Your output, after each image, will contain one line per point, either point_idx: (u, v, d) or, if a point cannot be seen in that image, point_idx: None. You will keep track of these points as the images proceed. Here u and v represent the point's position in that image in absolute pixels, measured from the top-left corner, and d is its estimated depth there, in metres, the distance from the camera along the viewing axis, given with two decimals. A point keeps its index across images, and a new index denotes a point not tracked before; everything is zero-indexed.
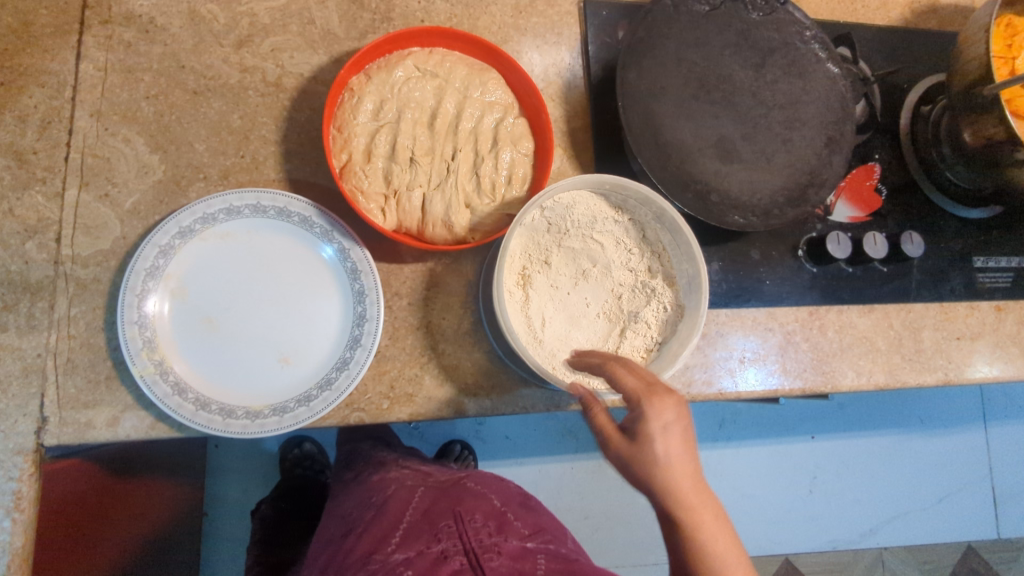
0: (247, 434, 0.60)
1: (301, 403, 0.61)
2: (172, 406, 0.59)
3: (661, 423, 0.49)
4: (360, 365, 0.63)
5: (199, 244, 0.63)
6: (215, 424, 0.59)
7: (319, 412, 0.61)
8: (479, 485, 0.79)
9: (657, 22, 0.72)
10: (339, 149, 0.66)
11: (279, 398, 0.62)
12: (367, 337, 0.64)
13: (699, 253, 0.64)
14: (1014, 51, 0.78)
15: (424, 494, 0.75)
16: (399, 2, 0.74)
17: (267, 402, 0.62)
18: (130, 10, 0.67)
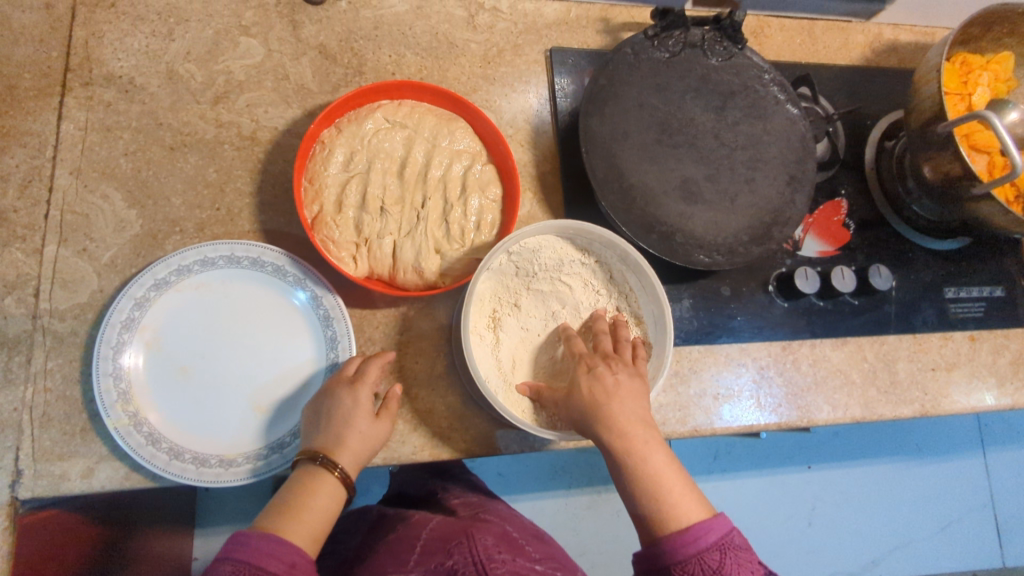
0: (220, 483, 0.61)
1: (274, 451, 0.63)
2: (145, 456, 0.60)
3: (597, 368, 0.60)
4: None
5: (175, 295, 0.65)
6: (188, 473, 0.60)
7: (291, 459, 0.63)
8: (495, 519, 0.80)
9: (618, 70, 0.75)
10: (311, 200, 0.68)
11: (252, 446, 0.63)
12: None
13: (664, 298, 0.65)
14: (969, 88, 0.80)
15: (441, 522, 0.76)
16: (371, 57, 0.77)
17: (239, 450, 0.63)
18: (111, 72, 0.70)
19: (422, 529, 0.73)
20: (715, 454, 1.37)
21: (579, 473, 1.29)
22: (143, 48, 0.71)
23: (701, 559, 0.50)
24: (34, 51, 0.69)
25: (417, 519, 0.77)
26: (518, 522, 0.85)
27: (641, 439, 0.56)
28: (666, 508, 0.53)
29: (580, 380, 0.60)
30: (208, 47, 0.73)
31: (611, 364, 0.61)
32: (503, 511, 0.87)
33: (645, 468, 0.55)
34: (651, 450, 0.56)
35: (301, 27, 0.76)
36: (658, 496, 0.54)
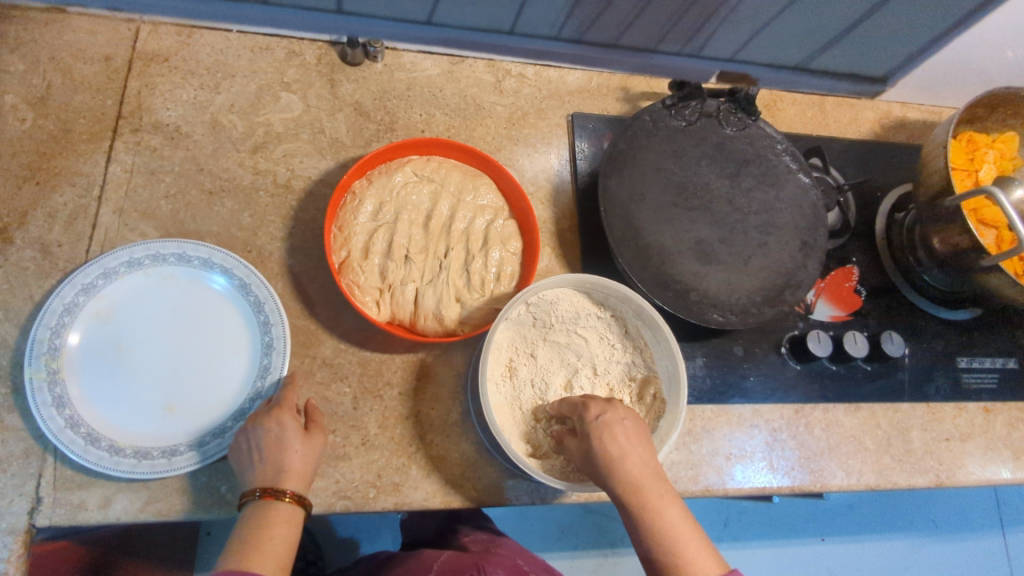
0: (97, 467, 0.60)
1: (164, 455, 0.62)
2: (44, 416, 0.60)
3: (604, 416, 0.59)
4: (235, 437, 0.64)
5: (141, 277, 0.68)
6: (74, 446, 0.60)
7: (176, 470, 0.62)
8: (508, 552, 0.83)
9: (637, 135, 0.78)
10: (339, 246, 0.71)
11: (147, 443, 0.63)
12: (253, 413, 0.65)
13: (677, 351, 0.66)
14: (975, 165, 0.83)
15: (451, 554, 0.78)
16: (403, 115, 0.81)
17: (132, 442, 0.63)
18: (159, 119, 0.75)
19: (435, 561, 0.76)
20: (726, 521, 1.35)
21: (585, 534, 1.27)
22: (191, 99, 0.76)
23: None
24: (91, 99, 0.74)
25: (426, 555, 0.80)
26: (532, 559, 0.87)
27: (654, 491, 0.55)
28: (681, 562, 0.53)
29: (590, 428, 0.58)
30: (251, 100, 0.78)
31: (614, 409, 0.60)
32: (514, 545, 0.89)
33: (657, 519, 0.54)
34: (665, 504, 0.55)
35: (339, 86, 0.81)
36: (675, 549, 0.53)
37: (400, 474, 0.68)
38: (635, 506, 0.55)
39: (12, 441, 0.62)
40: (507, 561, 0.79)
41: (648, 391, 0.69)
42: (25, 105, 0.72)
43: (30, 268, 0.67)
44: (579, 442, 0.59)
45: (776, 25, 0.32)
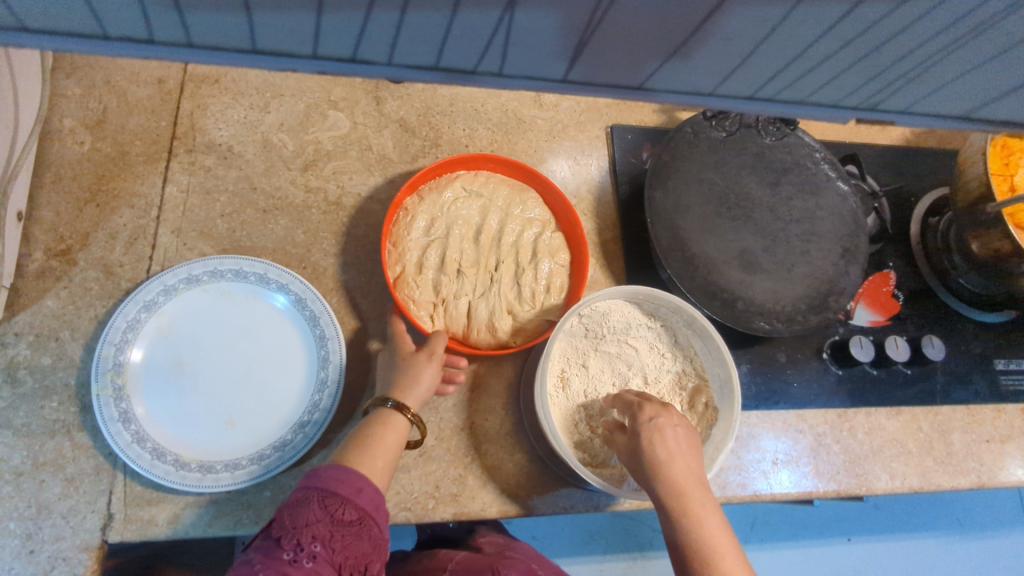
0: (164, 481, 0.61)
1: (227, 468, 0.62)
2: (111, 430, 0.61)
3: (658, 420, 0.59)
4: (296, 450, 0.64)
5: (200, 294, 0.69)
6: (141, 461, 0.61)
7: (239, 483, 0.62)
8: (523, 556, 0.82)
9: (679, 147, 0.80)
10: (394, 261, 0.72)
11: (210, 457, 0.63)
12: (313, 425, 0.65)
13: (729, 358, 0.68)
14: (1011, 169, 0.84)
15: (465, 556, 0.78)
16: (446, 131, 0.83)
17: (196, 456, 0.63)
18: (212, 139, 0.76)
19: (447, 563, 0.76)
20: (752, 523, 1.36)
21: (615, 538, 1.28)
22: (242, 120, 0.78)
23: None
24: (145, 121, 0.75)
25: (442, 555, 0.79)
26: (546, 564, 0.85)
27: (696, 498, 0.55)
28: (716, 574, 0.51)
29: (644, 427, 0.59)
30: (300, 119, 0.79)
31: (669, 416, 0.60)
32: (529, 549, 0.88)
33: (697, 525, 0.53)
34: (706, 513, 0.54)
35: (384, 103, 0.82)
36: (712, 558, 0.51)
37: (458, 484, 0.70)
38: (677, 506, 0.54)
39: (82, 459, 0.63)
40: (518, 565, 0.77)
41: (700, 399, 0.70)
42: (83, 128, 0.73)
43: (94, 288, 0.69)
44: (629, 438, 0.60)
45: (960, 88, 0.27)
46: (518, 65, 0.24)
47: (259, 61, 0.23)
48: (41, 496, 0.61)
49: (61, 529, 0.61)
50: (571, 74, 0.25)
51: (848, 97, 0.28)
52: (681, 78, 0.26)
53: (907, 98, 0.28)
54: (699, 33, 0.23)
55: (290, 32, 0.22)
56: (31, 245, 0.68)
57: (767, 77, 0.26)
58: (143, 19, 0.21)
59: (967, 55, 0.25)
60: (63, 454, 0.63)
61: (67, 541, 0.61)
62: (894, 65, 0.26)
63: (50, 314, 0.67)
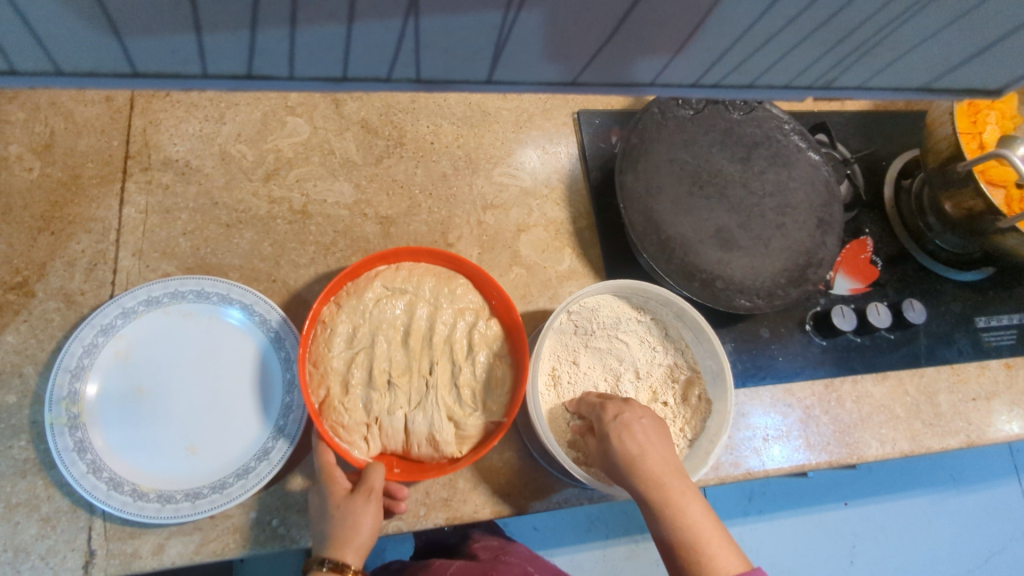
0: (121, 513, 0.59)
1: (187, 498, 0.61)
2: (66, 461, 0.59)
3: (623, 416, 0.59)
4: (259, 477, 0.63)
5: (160, 315, 0.67)
6: (97, 492, 0.59)
7: (200, 513, 0.61)
8: (518, 560, 0.83)
9: (648, 129, 0.78)
10: (316, 384, 0.65)
11: (169, 486, 0.62)
12: (276, 452, 0.64)
13: (721, 350, 0.67)
14: (979, 127, 0.84)
15: (461, 565, 0.78)
16: (410, 129, 0.81)
17: (154, 485, 0.61)
18: (167, 155, 0.74)
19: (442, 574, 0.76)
20: (750, 495, 1.37)
21: (614, 522, 1.28)
22: (197, 132, 0.75)
23: None
24: (96, 141, 0.73)
25: (439, 565, 0.79)
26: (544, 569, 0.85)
27: (675, 485, 0.54)
28: (704, 559, 0.50)
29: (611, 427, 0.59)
30: (258, 127, 0.77)
31: (634, 409, 0.60)
32: (523, 551, 0.89)
33: (679, 514, 0.52)
34: (686, 499, 0.53)
35: (344, 104, 0.80)
36: (698, 545, 0.51)
37: (448, 488, 0.69)
38: (654, 498, 0.53)
39: (58, 497, 0.61)
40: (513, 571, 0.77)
41: (693, 393, 0.69)
42: (31, 154, 0.71)
43: (56, 319, 0.66)
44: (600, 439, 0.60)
45: (915, 54, 0.29)
46: (436, 68, 0.26)
47: (148, 83, 0.24)
48: (17, 538, 0.59)
49: (41, 571, 0.59)
50: (494, 77, 0.27)
51: (798, 77, 0.30)
52: (620, 72, 0.28)
53: (858, 74, 0.30)
54: (618, 28, 0.25)
55: (175, 53, 0.23)
56: None
57: (711, 61, 0.28)
58: (82, 49, 0.22)
59: (918, 25, 0.27)
60: (36, 494, 0.61)
61: None
62: (841, 39, 0.27)
63: (12, 349, 0.65)
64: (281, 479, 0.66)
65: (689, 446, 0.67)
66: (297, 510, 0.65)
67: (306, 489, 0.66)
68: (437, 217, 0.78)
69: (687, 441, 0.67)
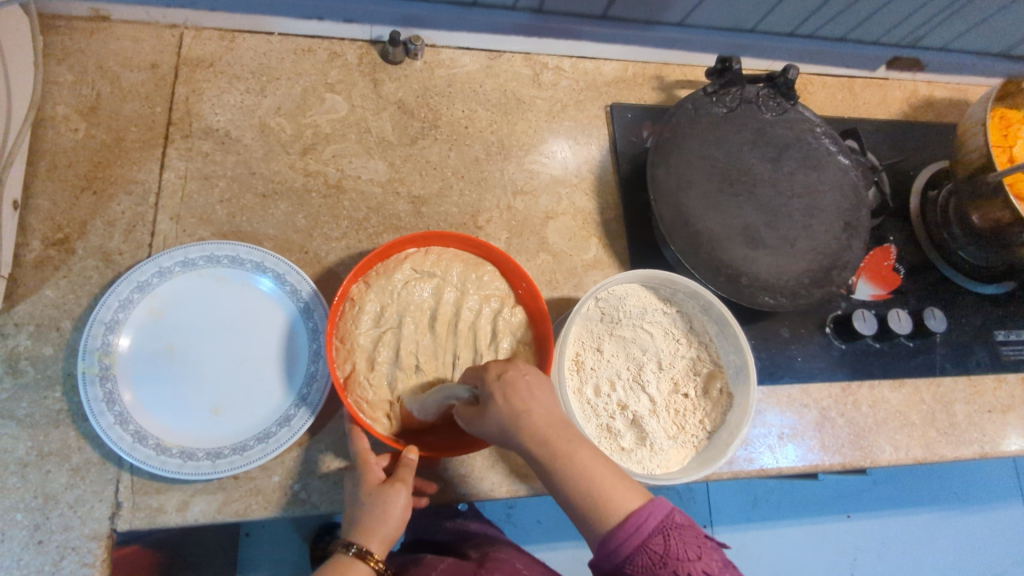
0: (145, 465, 0.60)
1: (209, 457, 0.62)
2: (95, 411, 0.60)
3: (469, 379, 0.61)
4: (279, 443, 0.64)
5: (195, 277, 0.68)
6: (122, 443, 0.60)
7: (220, 472, 0.62)
8: (509, 555, 0.83)
9: (681, 124, 0.79)
10: (342, 359, 0.66)
11: (191, 444, 0.63)
12: (298, 419, 0.65)
13: (746, 345, 0.68)
14: (1010, 140, 0.85)
15: (451, 562, 0.79)
16: (445, 112, 0.82)
17: (177, 442, 0.63)
18: (208, 124, 0.75)
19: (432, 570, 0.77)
20: (754, 501, 1.37)
21: None
22: (238, 104, 0.77)
23: (645, 546, 0.49)
24: (140, 107, 0.74)
25: (430, 561, 0.80)
26: (533, 563, 0.85)
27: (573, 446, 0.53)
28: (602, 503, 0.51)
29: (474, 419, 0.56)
30: (297, 103, 0.79)
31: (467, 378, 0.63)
32: (513, 548, 0.89)
33: (577, 470, 0.52)
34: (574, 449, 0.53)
35: (382, 85, 0.82)
36: (598, 493, 0.52)
37: (467, 465, 0.70)
38: (557, 462, 0.53)
39: (88, 448, 0.63)
40: (503, 567, 0.78)
41: (714, 386, 0.70)
42: (77, 115, 0.72)
43: (94, 277, 0.68)
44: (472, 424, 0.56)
45: None
46: None
47: None
48: (48, 486, 0.61)
49: (69, 519, 0.60)
50: None
51: None
52: None
53: None
54: None
55: None
56: (27, 234, 0.67)
57: None
58: None
59: None
60: (68, 445, 0.62)
61: (75, 531, 0.60)
62: None
63: (50, 304, 0.66)
64: (304, 446, 0.67)
65: (708, 438, 0.68)
66: (318, 477, 0.67)
67: (328, 458, 0.68)
68: (468, 200, 0.79)
69: (707, 433, 0.68)
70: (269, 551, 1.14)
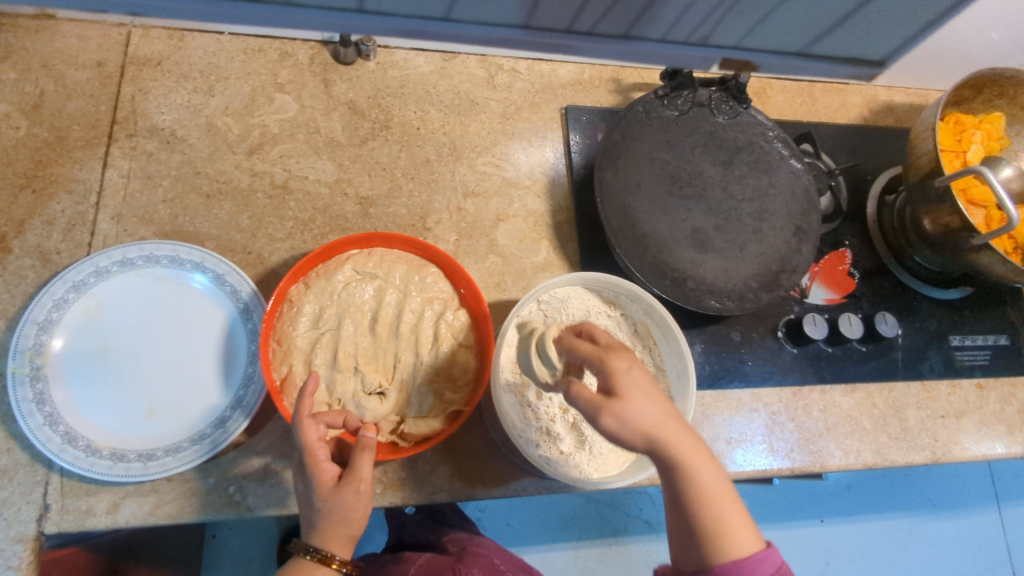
0: (74, 467, 0.60)
1: (141, 458, 0.62)
2: (23, 412, 0.60)
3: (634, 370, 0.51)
4: (213, 445, 0.63)
5: (133, 277, 0.68)
6: (51, 444, 0.60)
7: (151, 474, 0.61)
8: (485, 551, 0.84)
9: (630, 126, 0.79)
10: (279, 361, 0.65)
11: (124, 445, 0.62)
12: (234, 421, 0.65)
13: (686, 347, 0.67)
14: (963, 146, 0.85)
15: (430, 557, 0.79)
16: (396, 113, 0.82)
17: (110, 444, 0.62)
18: (154, 123, 0.75)
19: (411, 565, 0.77)
20: None
21: (590, 524, 1.28)
22: (185, 103, 0.76)
23: None
24: (84, 105, 0.73)
25: (408, 555, 0.80)
26: (511, 558, 0.87)
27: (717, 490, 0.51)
28: (725, 532, 0.50)
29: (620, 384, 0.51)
30: (245, 102, 0.78)
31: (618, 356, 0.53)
32: (491, 543, 0.90)
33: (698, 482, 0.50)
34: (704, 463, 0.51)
35: (333, 85, 0.81)
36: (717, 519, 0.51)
37: (406, 468, 0.69)
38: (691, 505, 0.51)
39: (17, 449, 0.62)
40: (481, 562, 0.79)
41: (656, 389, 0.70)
42: (18, 113, 0.72)
43: (30, 277, 0.67)
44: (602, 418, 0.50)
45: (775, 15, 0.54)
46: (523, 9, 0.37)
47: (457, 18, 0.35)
48: None
49: None
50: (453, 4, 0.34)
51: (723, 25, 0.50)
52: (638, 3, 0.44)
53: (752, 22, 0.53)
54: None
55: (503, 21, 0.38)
56: None
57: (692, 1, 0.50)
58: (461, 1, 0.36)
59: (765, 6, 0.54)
60: None
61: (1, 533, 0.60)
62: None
63: None
64: (240, 448, 0.67)
65: None
66: (254, 479, 0.66)
67: (264, 460, 0.67)
68: (417, 201, 0.79)
69: None
70: (236, 553, 1.13)
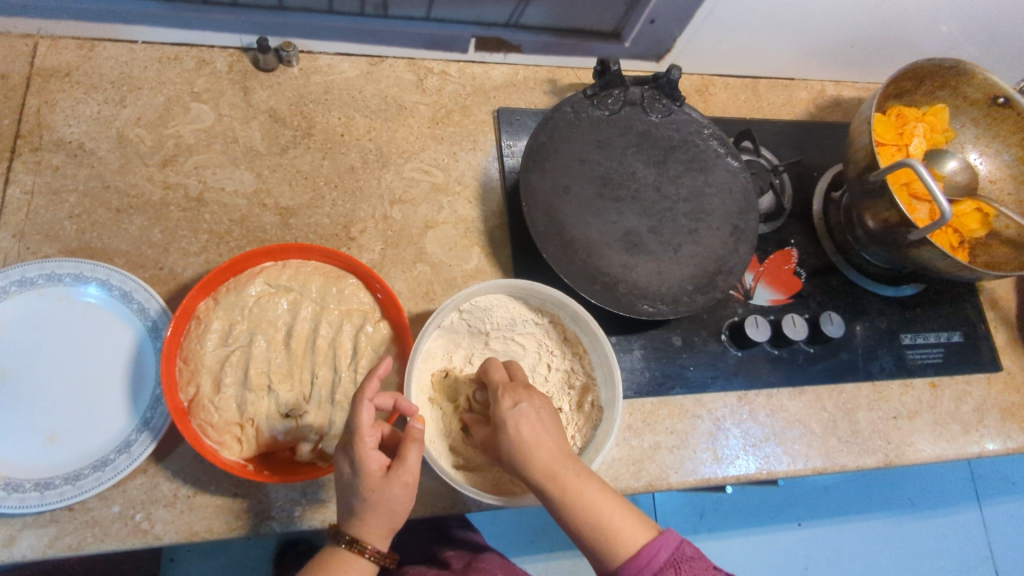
0: None
1: (37, 488, 0.58)
2: None
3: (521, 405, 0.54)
4: (117, 472, 0.60)
5: (34, 297, 0.65)
6: None
7: (48, 505, 0.58)
8: (492, 566, 0.80)
9: (557, 128, 0.76)
10: (186, 381, 0.62)
11: (20, 475, 0.59)
12: (139, 445, 0.61)
13: (612, 355, 0.64)
14: (905, 139, 0.83)
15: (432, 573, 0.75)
16: (319, 120, 0.79)
17: (4, 473, 0.59)
18: (60, 137, 0.72)
19: None
20: (702, 512, 1.34)
21: (560, 536, 1.23)
22: (95, 115, 0.73)
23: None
24: None
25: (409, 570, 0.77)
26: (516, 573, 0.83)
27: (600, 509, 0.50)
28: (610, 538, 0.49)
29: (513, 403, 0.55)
30: (159, 112, 0.75)
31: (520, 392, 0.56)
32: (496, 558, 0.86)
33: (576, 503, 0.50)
34: (582, 482, 0.51)
35: (252, 93, 0.79)
36: (601, 522, 0.50)
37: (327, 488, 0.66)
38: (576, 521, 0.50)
39: None
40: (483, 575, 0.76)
41: (586, 399, 0.67)
42: None
43: None
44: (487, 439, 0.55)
45: None
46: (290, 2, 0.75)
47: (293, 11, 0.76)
48: None
49: None
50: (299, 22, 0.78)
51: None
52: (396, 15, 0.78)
53: None
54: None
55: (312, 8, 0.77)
56: None
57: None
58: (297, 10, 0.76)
59: None
60: None
61: None
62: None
63: None
64: (149, 473, 0.64)
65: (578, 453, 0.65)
66: (163, 505, 0.63)
67: (175, 485, 0.64)
68: (341, 210, 0.76)
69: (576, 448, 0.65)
70: None
